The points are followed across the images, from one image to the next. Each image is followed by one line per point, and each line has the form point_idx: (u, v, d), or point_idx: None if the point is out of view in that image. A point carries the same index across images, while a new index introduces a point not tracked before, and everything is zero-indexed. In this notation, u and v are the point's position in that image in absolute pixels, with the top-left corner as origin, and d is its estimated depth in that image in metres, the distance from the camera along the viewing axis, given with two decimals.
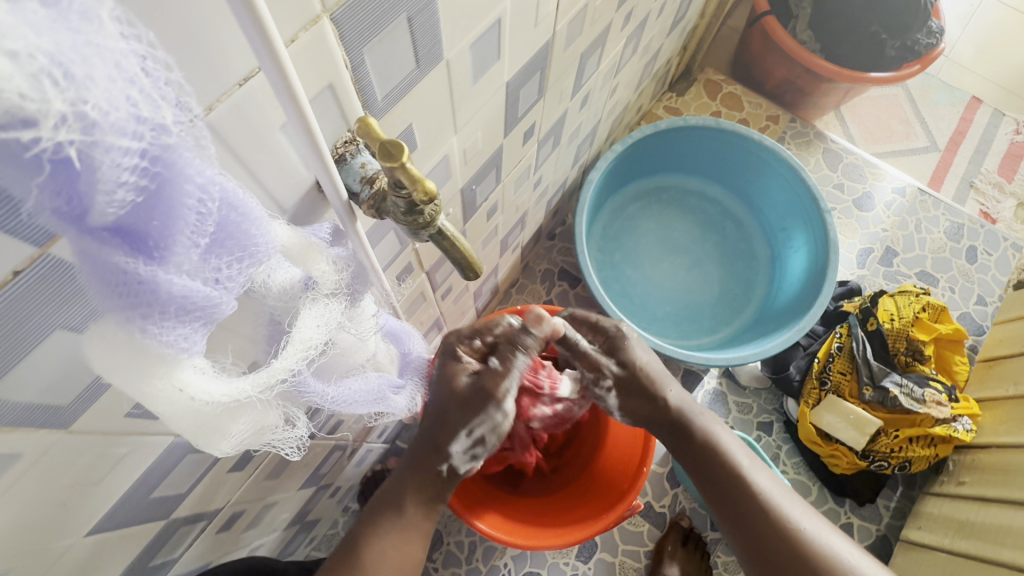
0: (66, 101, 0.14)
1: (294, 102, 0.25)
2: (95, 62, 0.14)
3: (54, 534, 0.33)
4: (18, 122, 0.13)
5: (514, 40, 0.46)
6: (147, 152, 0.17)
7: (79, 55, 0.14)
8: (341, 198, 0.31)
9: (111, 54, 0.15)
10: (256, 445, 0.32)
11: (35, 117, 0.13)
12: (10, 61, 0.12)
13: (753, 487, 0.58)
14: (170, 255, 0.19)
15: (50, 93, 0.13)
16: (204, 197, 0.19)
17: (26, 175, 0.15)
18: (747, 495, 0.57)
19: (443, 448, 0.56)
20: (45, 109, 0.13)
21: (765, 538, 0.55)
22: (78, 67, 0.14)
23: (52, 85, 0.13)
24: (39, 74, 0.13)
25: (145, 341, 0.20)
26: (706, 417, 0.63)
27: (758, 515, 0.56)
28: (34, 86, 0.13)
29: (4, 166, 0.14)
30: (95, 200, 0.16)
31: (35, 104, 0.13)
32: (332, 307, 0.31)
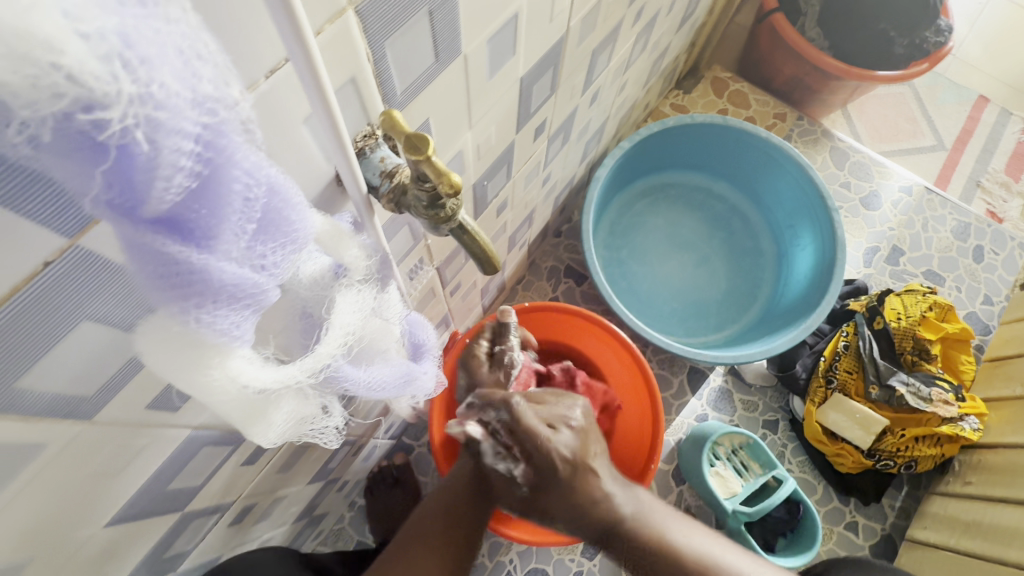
0: (135, 84, 0.14)
1: (321, 94, 0.25)
2: (159, 41, 0.14)
3: (76, 524, 0.33)
4: (91, 105, 0.13)
5: (529, 35, 0.46)
6: (201, 137, 0.16)
7: (143, 34, 0.14)
8: (361, 191, 0.32)
9: (177, 33, 0.15)
10: (296, 435, 0.33)
11: (106, 99, 0.13)
12: (83, 43, 0.12)
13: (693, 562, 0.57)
14: (218, 243, 0.19)
15: (120, 76, 0.13)
16: (251, 183, 0.19)
17: (88, 165, 0.15)
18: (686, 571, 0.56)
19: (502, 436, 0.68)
20: (114, 92, 0.13)
21: None
22: (145, 47, 0.14)
23: (123, 67, 0.13)
24: (110, 56, 0.13)
25: (199, 331, 0.20)
26: (651, 493, 0.62)
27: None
28: (105, 69, 0.13)
29: (71, 152, 0.14)
30: (154, 188, 0.16)
31: (106, 86, 0.13)
32: (365, 293, 0.32)
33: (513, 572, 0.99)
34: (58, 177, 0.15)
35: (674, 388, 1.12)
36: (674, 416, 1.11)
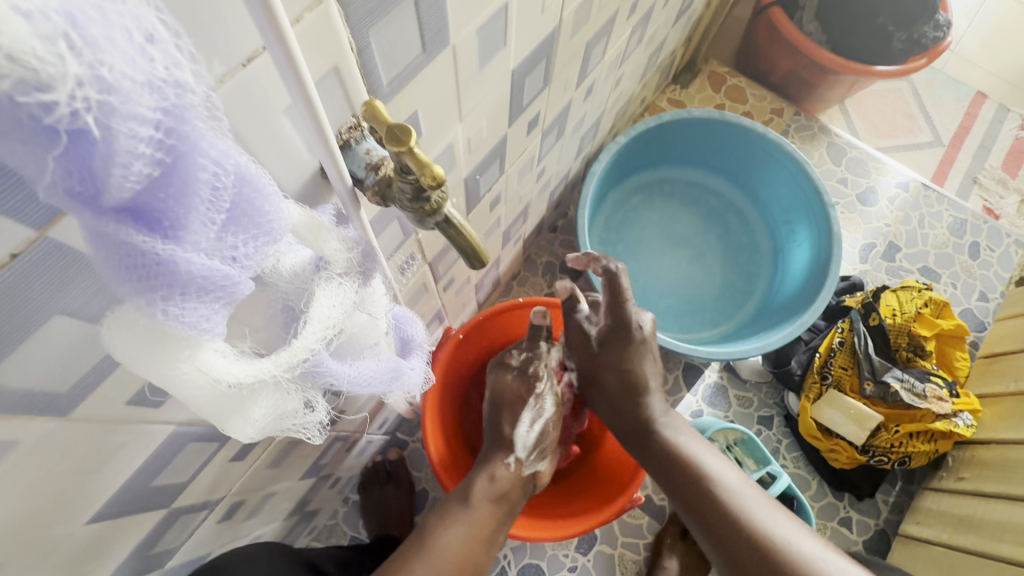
0: (83, 66, 0.13)
1: (299, 83, 0.24)
2: (110, 22, 0.14)
3: (54, 522, 0.32)
4: (34, 88, 0.13)
5: (521, 26, 0.45)
6: (162, 124, 0.16)
7: (92, 16, 0.13)
8: (345, 184, 0.31)
9: (129, 14, 0.14)
10: (277, 430, 0.32)
11: (51, 82, 0.13)
12: (25, 22, 0.12)
13: (727, 507, 0.58)
14: (186, 234, 0.18)
15: (67, 57, 0.13)
16: (218, 172, 0.18)
17: (42, 151, 0.14)
18: (716, 509, 0.58)
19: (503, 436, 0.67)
20: (59, 73, 0.13)
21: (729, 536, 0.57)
22: (94, 28, 0.13)
23: (69, 49, 0.13)
24: (55, 37, 0.12)
25: (167, 324, 0.20)
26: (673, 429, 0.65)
27: (733, 530, 0.57)
28: (50, 49, 0.12)
29: (19, 136, 0.14)
30: (110, 175, 0.15)
31: (50, 67, 0.12)
32: (347, 287, 0.31)
33: (507, 567, 0.99)
34: (14, 165, 0.15)
35: (669, 384, 1.12)
36: None
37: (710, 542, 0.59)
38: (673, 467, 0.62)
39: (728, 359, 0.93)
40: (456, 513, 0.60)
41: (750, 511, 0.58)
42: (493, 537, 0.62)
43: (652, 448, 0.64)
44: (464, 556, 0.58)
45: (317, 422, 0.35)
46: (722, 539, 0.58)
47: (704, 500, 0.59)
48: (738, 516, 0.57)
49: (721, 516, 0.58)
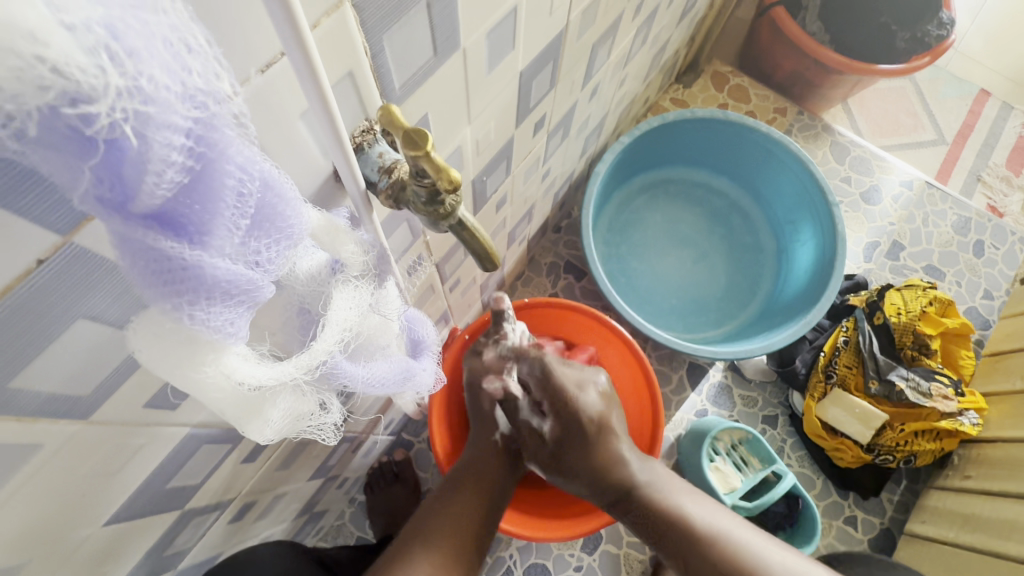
0: (123, 77, 0.13)
1: (317, 89, 0.24)
2: (148, 33, 0.14)
3: (73, 524, 0.33)
4: (75, 99, 0.13)
5: (529, 29, 0.46)
6: (193, 132, 0.16)
7: (131, 28, 0.14)
8: (359, 187, 0.31)
9: (168, 23, 0.14)
10: (294, 431, 0.32)
11: (92, 94, 0.13)
12: (69, 34, 0.12)
13: (720, 560, 0.59)
14: (212, 240, 0.19)
15: (108, 69, 0.13)
16: (244, 178, 0.19)
17: (77, 160, 0.15)
18: (709, 561, 0.59)
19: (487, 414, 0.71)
20: (101, 85, 0.13)
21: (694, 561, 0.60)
22: (133, 39, 0.14)
23: (108, 59, 0.13)
24: (97, 48, 0.13)
25: (193, 328, 0.20)
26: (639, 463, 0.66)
27: (701, 562, 0.60)
28: (92, 62, 0.13)
29: (58, 145, 0.14)
30: (143, 182, 0.16)
31: (93, 79, 0.13)
32: (362, 289, 0.32)
33: (513, 567, 0.99)
34: (47, 174, 0.15)
35: (674, 384, 1.12)
36: (674, 411, 1.11)
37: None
38: (660, 527, 0.63)
39: (734, 359, 0.93)
40: (445, 498, 0.63)
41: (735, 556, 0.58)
42: (489, 511, 0.64)
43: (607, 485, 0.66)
44: (461, 536, 0.60)
45: (332, 424, 0.35)
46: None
47: (695, 553, 0.60)
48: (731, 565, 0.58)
49: (713, 566, 0.59)
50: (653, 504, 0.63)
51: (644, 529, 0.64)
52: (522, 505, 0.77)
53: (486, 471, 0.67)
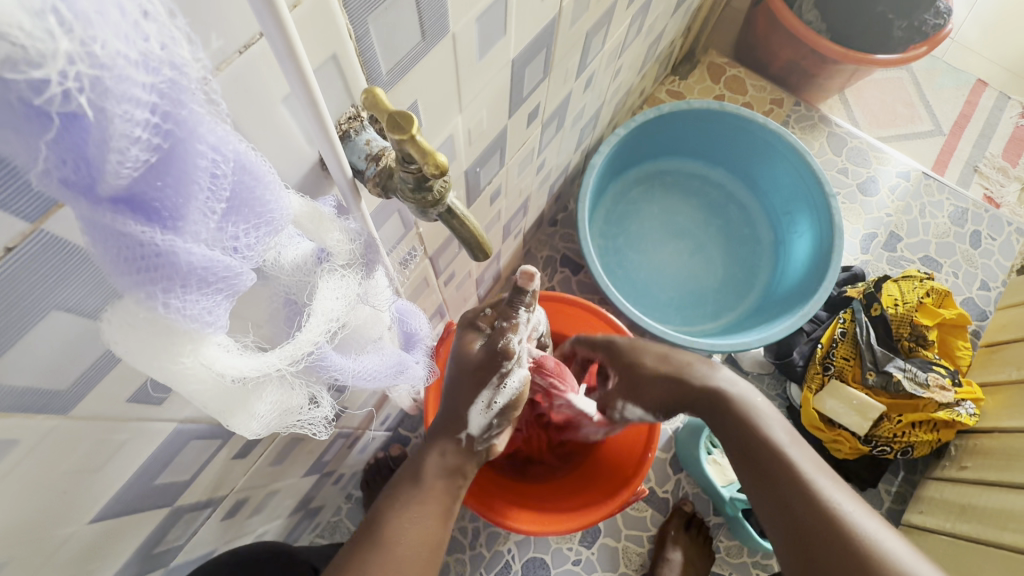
0: (74, 42, 0.13)
1: (298, 71, 0.23)
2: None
3: (56, 522, 0.32)
4: (22, 65, 0.12)
5: (520, 15, 0.45)
6: (158, 107, 0.15)
7: None
8: (346, 175, 0.30)
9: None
10: (282, 426, 0.31)
11: (40, 58, 0.12)
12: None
13: (808, 490, 0.52)
14: (185, 224, 0.18)
15: (58, 34, 0.12)
16: (217, 159, 0.18)
17: (32, 135, 0.14)
18: (797, 491, 0.52)
19: (462, 413, 0.58)
20: (49, 51, 0.12)
21: (782, 491, 0.53)
22: (86, 3, 0.13)
23: (59, 25, 0.12)
24: (44, 12, 0.12)
25: (169, 317, 0.20)
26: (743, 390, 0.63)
27: (793, 493, 0.53)
28: (38, 25, 0.12)
29: (7, 116, 0.13)
30: (106, 161, 0.15)
31: (41, 44, 0.12)
32: (349, 278, 0.31)
33: (511, 562, 0.99)
34: (6, 151, 0.14)
35: None
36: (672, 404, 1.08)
37: (782, 526, 0.52)
38: (755, 447, 0.58)
39: (731, 351, 0.93)
40: (407, 493, 0.55)
41: (828, 494, 0.51)
42: (449, 517, 0.56)
43: (703, 400, 0.63)
44: (423, 539, 0.52)
45: (323, 417, 0.34)
46: (795, 523, 0.51)
47: (784, 480, 0.54)
48: (820, 500, 0.51)
49: (798, 500, 0.52)
50: (753, 422, 0.59)
51: (734, 440, 0.60)
52: (514, 499, 0.76)
53: (453, 472, 0.59)
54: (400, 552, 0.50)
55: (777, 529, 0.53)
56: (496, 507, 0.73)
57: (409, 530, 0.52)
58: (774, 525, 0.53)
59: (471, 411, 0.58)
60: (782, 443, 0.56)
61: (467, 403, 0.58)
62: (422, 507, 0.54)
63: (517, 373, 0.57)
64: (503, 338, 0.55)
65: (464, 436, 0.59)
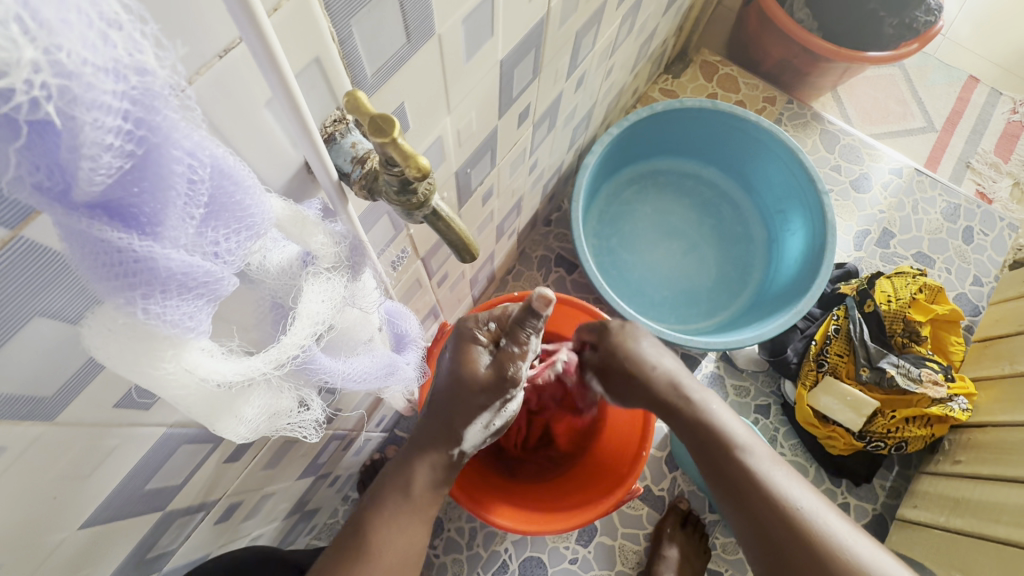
0: (38, 50, 0.13)
1: (278, 76, 0.23)
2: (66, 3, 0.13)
3: (46, 528, 0.32)
4: None
5: (508, 16, 0.45)
6: (130, 113, 0.15)
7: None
8: (332, 178, 0.30)
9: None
10: (272, 430, 0.32)
11: (5, 67, 0.12)
12: None
13: (767, 494, 0.55)
14: (164, 230, 0.18)
15: (21, 43, 0.12)
16: (194, 164, 0.18)
17: (3, 142, 0.14)
18: (757, 497, 0.55)
19: (458, 430, 0.56)
20: (13, 60, 0.12)
21: (744, 493, 0.56)
22: (49, 10, 0.13)
23: (22, 32, 0.12)
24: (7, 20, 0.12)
25: (149, 323, 0.20)
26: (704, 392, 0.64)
27: (754, 495, 0.55)
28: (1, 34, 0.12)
29: None
30: (79, 169, 0.15)
31: (4, 52, 0.12)
32: (335, 281, 0.31)
33: (508, 561, 0.99)
34: None
35: None
36: None
37: (749, 530, 0.55)
38: (715, 449, 0.60)
39: (725, 348, 0.93)
40: (395, 506, 0.54)
41: (784, 492, 0.54)
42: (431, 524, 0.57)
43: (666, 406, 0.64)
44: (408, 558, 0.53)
45: (314, 420, 0.35)
46: (760, 525, 0.54)
47: (744, 482, 0.56)
48: (779, 503, 0.54)
49: (758, 505, 0.55)
50: (711, 424, 0.61)
51: (695, 444, 0.62)
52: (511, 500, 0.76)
53: (441, 484, 0.58)
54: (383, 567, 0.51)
55: (741, 528, 0.56)
56: (495, 509, 0.73)
57: (393, 544, 0.52)
58: (739, 525, 0.57)
59: (469, 430, 0.56)
60: (737, 446, 0.59)
61: (466, 422, 0.56)
62: (409, 519, 0.54)
63: (518, 397, 0.57)
64: (517, 365, 0.54)
65: (457, 452, 0.58)
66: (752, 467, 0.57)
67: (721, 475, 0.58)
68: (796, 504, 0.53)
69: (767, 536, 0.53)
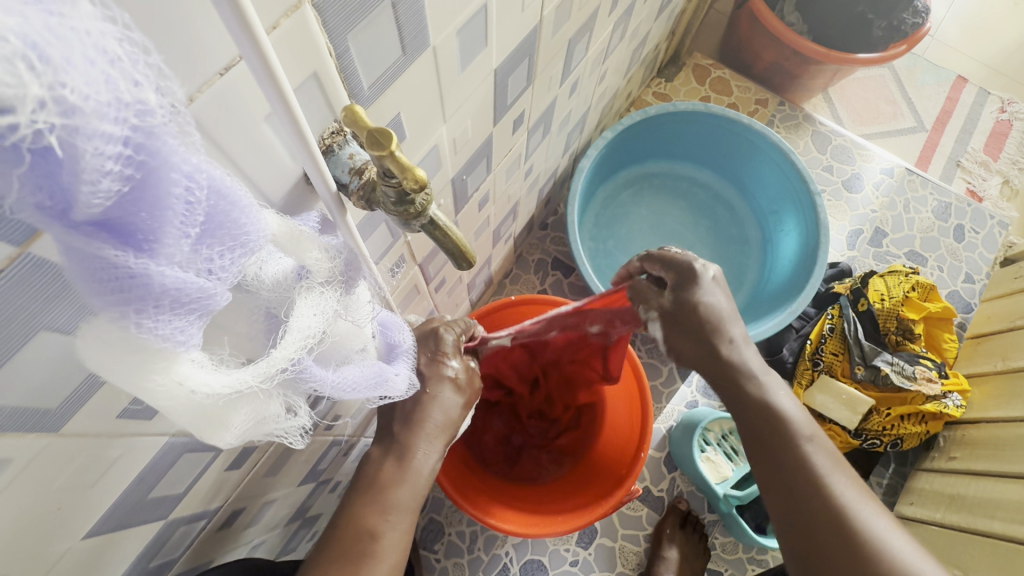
0: (43, 86, 0.13)
1: (278, 93, 0.24)
2: (70, 43, 0.14)
3: (51, 538, 0.32)
4: None
5: (501, 26, 0.46)
6: (130, 139, 0.16)
7: (53, 37, 0.13)
8: (330, 189, 0.31)
9: (88, 35, 0.14)
10: (259, 435, 0.32)
11: (11, 103, 0.13)
12: None
13: (819, 485, 0.49)
14: (160, 248, 0.19)
15: (26, 78, 0.13)
16: (191, 186, 0.19)
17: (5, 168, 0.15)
18: (807, 484, 0.50)
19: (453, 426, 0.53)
20: (19, 95, 0.13)
21: (796, 488, 0.50)
22: (54, 50, 0.13)
23: (27, 69, 0.13)
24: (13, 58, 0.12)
25: (141, 336, 0.21)
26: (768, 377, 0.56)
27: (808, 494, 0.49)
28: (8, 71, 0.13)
29: None
30: (80, 193, 0.16)
31: (11, 89, 0.13)
32: (327, 295, 0.32)
33: (510, 565, 0.99)
34: None
35: (663, 376, 1.11)
36: (665, 403, 1.10)
37: (793, 530, 0.50)
38: (770, 437, 0.53)
39: None
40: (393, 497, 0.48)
41: (844, 497, 0.48)
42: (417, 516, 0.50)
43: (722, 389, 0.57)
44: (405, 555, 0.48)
45: (301, 427, 0.35)
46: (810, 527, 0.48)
47: (798, 477, 0.50)
48: (831, 498, 0.48)
49: (805, 501, 0.49)
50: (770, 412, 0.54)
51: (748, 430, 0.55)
52: (510, 503, 0.76)
53: None
54: (392, 564, 0.46)
55: (784, 527, 0.50)
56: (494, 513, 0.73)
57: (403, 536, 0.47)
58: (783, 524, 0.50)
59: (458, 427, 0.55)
60: (801, 436, 0.52)
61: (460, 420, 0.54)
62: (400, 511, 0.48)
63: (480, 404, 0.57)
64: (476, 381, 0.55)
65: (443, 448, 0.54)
66: (807, 467, 0.50)
67: (767, 450, 0.53)
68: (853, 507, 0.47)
69: (805, 523, 0.49)
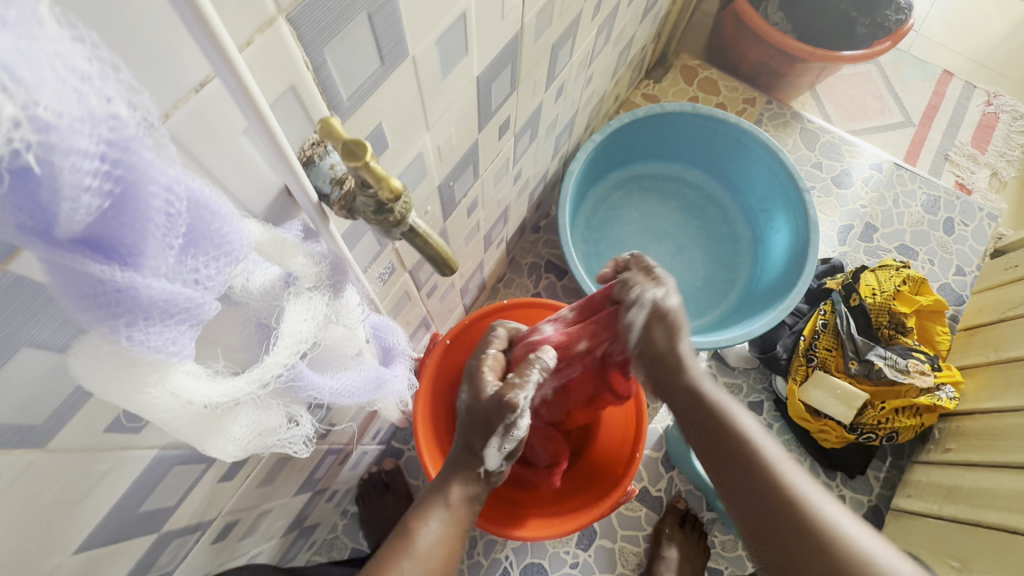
0: (17, 106, 0.14)
1: (252, 106, 0.24)
2: (39, 62, 0.14)
3: (40, 554, 0.32)
4: None
5: (480, 35, 0.46)
6: (107, 155, 0.17)
7: (23, 57, 0.13)
8: (312, 201, 0.31)
9: (58, 52, 0.14)
10: (263, 446, 0.33)
11: None
12: None
13: (772, 473, 0.51)
14: (144, 260, 0.20)
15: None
16: (170, 198, 0.19)
17: None
18: (760, 473, 0.51)
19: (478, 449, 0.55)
20: None
21: (752, 482, 0.51)
22: (24, 70, 0.14)
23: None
24: None
25: (133, 349, 0.21)
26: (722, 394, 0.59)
27: (764, 486, 0.50)
28: None
29: None
30: (61, 209, 0.16)
31: None
32: (316, 300, 0.32)
33: (510, 568, 0.99)
34: None
35: None
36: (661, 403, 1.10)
37: (752, 525, 0.50)
38: (725, 436, 0.55)
39: (715, 348, 0.94)
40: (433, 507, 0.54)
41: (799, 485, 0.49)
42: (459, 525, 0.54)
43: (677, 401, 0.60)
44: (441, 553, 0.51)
45: (302, 434, 0.36)
46: (770, 517, 0.49)
47: (752, 470, 0.51)
48: (786, 485, 0.49)
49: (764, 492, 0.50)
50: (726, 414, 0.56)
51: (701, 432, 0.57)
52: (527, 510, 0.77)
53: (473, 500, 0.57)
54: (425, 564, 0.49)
55: (747, 523, 0.51)
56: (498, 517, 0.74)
57: (436, 533, 0.52)
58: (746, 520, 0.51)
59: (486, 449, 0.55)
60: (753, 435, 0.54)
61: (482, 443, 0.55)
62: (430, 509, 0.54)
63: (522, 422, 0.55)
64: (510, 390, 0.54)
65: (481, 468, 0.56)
66: (760, 459, 0.52)
67: (723, 450, 0.54)
68: (835, 523, 0.46)
69: (765, 516, 0.49)
